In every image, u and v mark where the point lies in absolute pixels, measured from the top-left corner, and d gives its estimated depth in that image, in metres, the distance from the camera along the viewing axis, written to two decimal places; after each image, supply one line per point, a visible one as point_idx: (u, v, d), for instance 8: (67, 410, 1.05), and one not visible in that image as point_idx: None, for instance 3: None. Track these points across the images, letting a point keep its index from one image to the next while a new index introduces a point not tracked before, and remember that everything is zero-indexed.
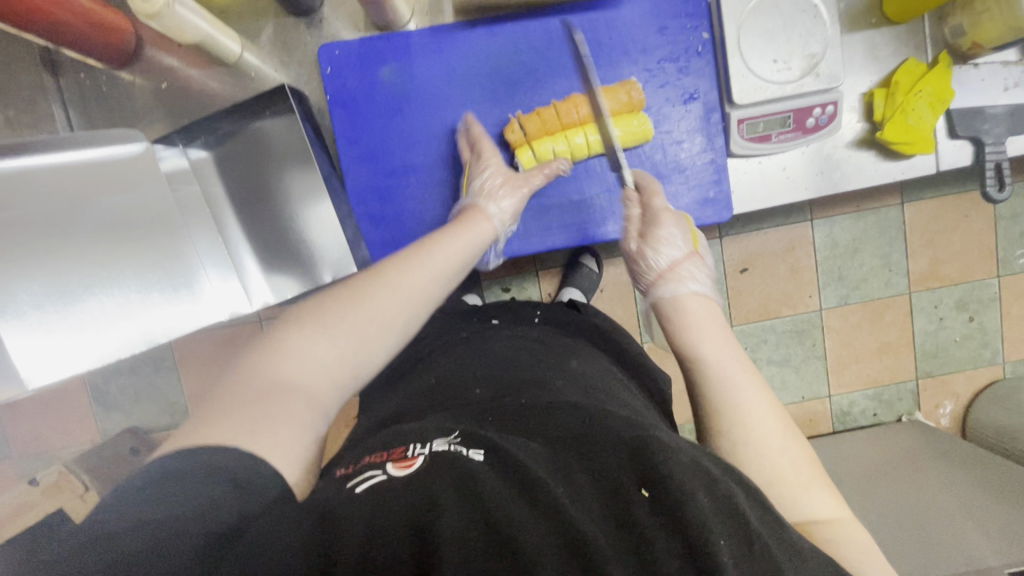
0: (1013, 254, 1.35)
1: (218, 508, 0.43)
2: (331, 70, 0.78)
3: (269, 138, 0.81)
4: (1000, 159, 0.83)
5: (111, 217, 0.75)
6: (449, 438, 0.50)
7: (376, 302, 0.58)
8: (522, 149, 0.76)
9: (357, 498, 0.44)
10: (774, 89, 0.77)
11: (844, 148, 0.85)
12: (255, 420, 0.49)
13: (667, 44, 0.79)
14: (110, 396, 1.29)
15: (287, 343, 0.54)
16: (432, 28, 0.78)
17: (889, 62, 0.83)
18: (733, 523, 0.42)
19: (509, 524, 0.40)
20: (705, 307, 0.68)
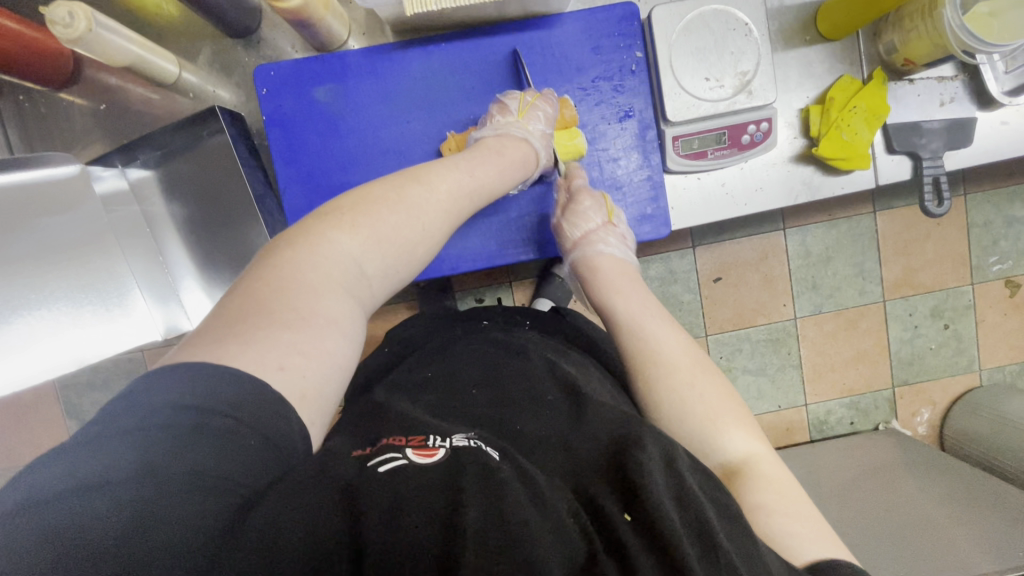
0: (986, 261, 1.35)
1: (232, 458, 0.39)
2: (267, 91, 0.78)
3: (206, 160, 0.81)
4: (938, 173, 0.84)
5: (42, 238, 0.74)
6: (469, 435, 0.49)
7: (418, 209, 0.62)
8: (533, 122, 0.77)
9: (377, 482, 0.42)
10: (707, 107, 0.78)
11: (782, 163, 0.85)
12: (276, 356, 0.46)
13: (601, 63, 0.80)
14: (82, 411, 1.28)
15: (332, 244, 0.55)
16: (368, 49, 0.79)
17: (824, 79, 0.84)
18: (709, 548, 0.40)
19: (525, 526, 0.39)
20: (621, 267, 0.78)
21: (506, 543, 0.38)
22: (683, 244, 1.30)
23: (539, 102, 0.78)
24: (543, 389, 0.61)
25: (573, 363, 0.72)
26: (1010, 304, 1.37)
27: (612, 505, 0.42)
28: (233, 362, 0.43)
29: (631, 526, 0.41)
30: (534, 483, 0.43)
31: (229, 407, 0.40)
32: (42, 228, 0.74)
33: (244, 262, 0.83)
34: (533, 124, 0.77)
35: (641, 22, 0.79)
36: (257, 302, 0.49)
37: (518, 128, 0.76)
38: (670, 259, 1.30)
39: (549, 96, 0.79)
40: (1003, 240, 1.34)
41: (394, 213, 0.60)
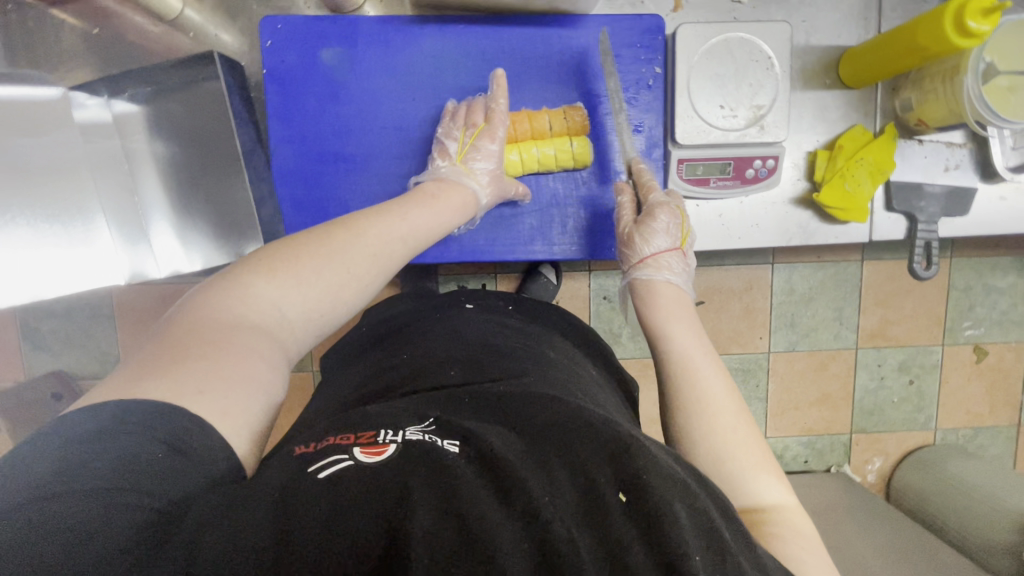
0: (960, 324, 1.37)
1: (141, 473, 0.37)
2: (272, 43, 0.74)
3: (197, 100, 0.76)
4: (931, 238, 0.84)
5: (12, 159, 0.71)
6: (423, 428, 0.45)
7: (352, 243, 0.61)
8: (474, 162, 0.76)
9: (319, 487, 0.38)
10: (717, 134, 0.77)
11: (783, 203, 0.84)
12: (191, 385, 0.44)
13: (619, 73, 0.78)
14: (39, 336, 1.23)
15: (254, 288, 0.53)
16: (384, 18, 0.76)
17: (837, 126, 0.83)
18: (706, 532, 0.39)
19: (489, 523, 0.35)
20: (680, 299, 0.69)
21: (470, 545, 0.34)
22: None
23: (478, 141, 0.76)
24: (514, 373, 0.58)
25: (561, 352, 0.70)
26: (975, 370, 1.40)
27: (606, 483, 0.40)
28: (146, 396, 0.41)
29: (625, 507, 0.39)
30: (501, 477, 0.39)
31: (134, 416, 0.40)
32: (13, 149, 0.71)
33: (221, 216, 0.79)
34: (474, 165, 0.76)
35: (666, 37, 0.78)
36: (173, 347, 0.47)
37: (458, 173, 0.75)
38: None
39: (496, 121, 0.76)
40: (979, 307, 1.37)
41: (331, 255, 0.58)
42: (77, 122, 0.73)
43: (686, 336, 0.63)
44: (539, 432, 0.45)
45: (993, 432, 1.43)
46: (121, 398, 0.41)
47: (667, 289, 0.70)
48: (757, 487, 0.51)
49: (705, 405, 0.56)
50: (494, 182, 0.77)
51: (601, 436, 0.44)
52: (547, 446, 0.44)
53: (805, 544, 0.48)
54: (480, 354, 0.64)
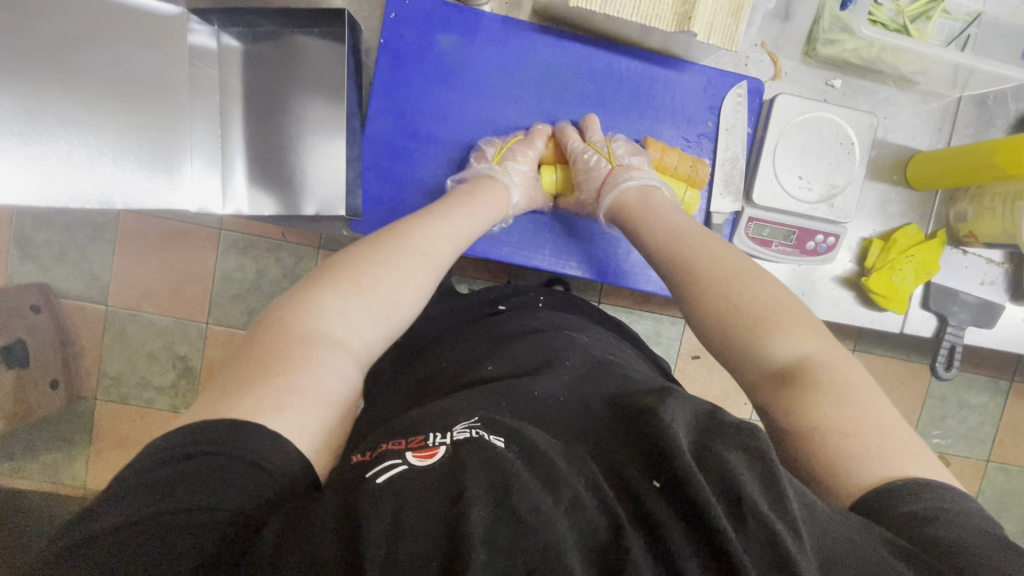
0: (929, 431, 1.40)
1: (227, 491, 0.36)
2: (395, 17, 0.76)
3: (306, 57, 0.78)
4: (956, 342, 0.89)
5: (114, 65, 0.69)
6: (471, 422, 0.41)
7: (403, 257, 0.61)
8: (512, 162, 0.78)
9: (373, 489, 0.35)
10: (791, 202, 0.81)
11: (830, 280, 0.88)
12: (272, 399, 0.43)
13: (712, 123, 0.82)
14: (24, 247, 1.14)
15: (316, 304, 0.53)
16: (507, 19, 0.78)
17: (894, 220, 0.88)
18: (731, 500, 0.36)
19: (546, 517, 0.33)
20: (644, 194, 0.74)
21: (529, 542, 0.32)
22: (677, 312, 1.25)
23: (517, 147, 0.79)
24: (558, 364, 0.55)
25: (596, 334, 0.72)
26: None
27: (638, 475, 0.38)
28: (225, 412, 0.41)
29: (662, 495, 0.37)
30: (548, 471, 0.37)
31: (212, 438, 0.38)
32: (122, 55, 0.70)
33: (306, 169, 0.79)
34: (511, 165, 0.78)
35: (761, 102, 0.82)
36: (248, 363, 0.47)
37: (495, 170, 0.76)
38: (659, 321, 1.26)
39: (534, 136, 0.80)
40: (950, 418, 1.40)
41: (395, 269, 0.60)
42: (188, 45, 0.72)
43: (680, 222, 0.69)
44: (579, 431, 0.43)
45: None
46: (195, 423, 0.40)
47: (650, 194, 0.74)
48: (779, 345, 0.55)
49: (711, 278, 0.61)
50: (525, 185, 0.80)
51: (636, 434, 0.41)
52: (587, 443, 0.42)
53: (843, 394, 0.50)
54: (518, 347, 0.61)
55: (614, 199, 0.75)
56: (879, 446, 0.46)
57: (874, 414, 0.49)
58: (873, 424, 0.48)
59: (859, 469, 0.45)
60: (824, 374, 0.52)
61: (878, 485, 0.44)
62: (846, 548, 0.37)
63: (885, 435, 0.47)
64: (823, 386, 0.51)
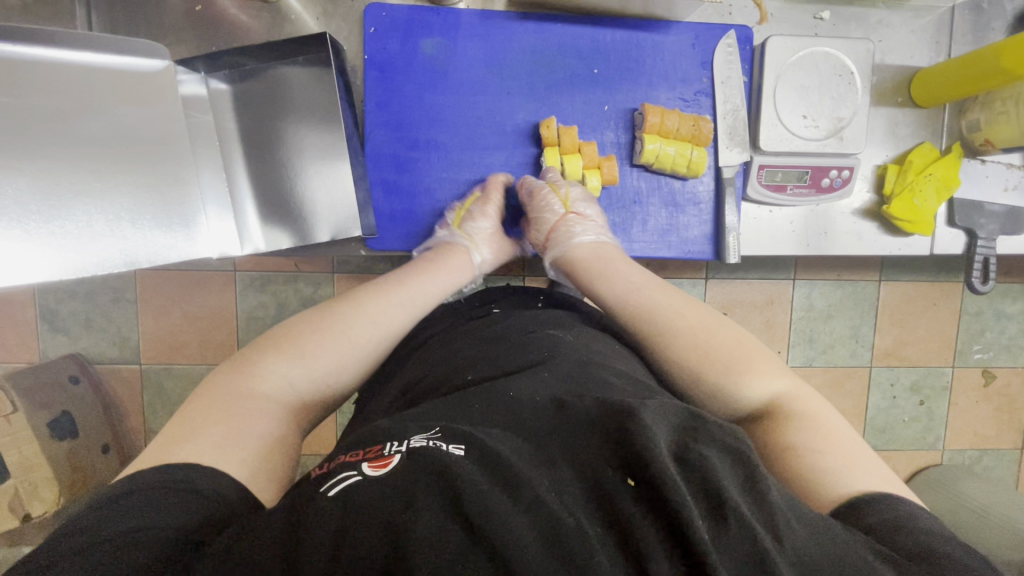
0: (970, 348, 1.38)
1: (177, 510, 0.39)
2: (375, 31, 0.76)
3: (294, 86, 0.79)
4: (989, 254, 0.87)
5: (116, 126, 0.69)
6: (429, 433, 0.40)
7: (372, 305, 0.66)
8: (471, 224, 0.79)
9: (325, 509, 0.34)
10: (799, 142, 0.80)
11: (851, 213, 0.87)
12: (208, 439, 0.47)
13: (707, 79, 0.81)
14: (48, 319, 1.17)
15: (251, 360, 0.57)
16: (485, 12, 0.78)
17: (906, 142, 0.87)
18: (713, 505, 0.34)
19: (491, 520, 0.31)
20: (598, 253, 0.74)
21: (477, 554, 0.30)
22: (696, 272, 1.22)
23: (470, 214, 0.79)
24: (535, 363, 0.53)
25: (588, 320, 0.71)
26: (984, 393, 1.41)
27: (611, 472, 0.35)
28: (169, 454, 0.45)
29: (635, 494, 0.33)
30: (505, 471, 0.35)
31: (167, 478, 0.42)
32: (121, 116, 0.70)
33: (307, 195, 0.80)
34: (472, 228, 0.79)
35: (753, 48, 0.81)
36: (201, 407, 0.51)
37: (460, 240, 0.78)
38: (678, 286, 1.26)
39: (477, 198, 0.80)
40: (989, 331, 1.38)
41: (340, 331, 0.62)
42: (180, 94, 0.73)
43: (635, 274, 0.70)
44: (547, 423, 0.40)
45: (999, 455, 1.44)
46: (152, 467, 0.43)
47: (603, 248, 0.75)
48: (749, 387, 0.57)
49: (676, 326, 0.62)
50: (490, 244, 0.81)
51: (603, 423, 0.38)
52: (557, 435, 0.38)
53: (812, 426, 0.53)
54: (496, 352, 0.59)
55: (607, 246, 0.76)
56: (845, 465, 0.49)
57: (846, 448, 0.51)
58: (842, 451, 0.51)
59: (834, 484, 0.48)
60: (798, 410, 0.54)
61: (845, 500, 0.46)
62: (827, 558, 0.36)
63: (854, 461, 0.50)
64: (799, 421, 0.53)
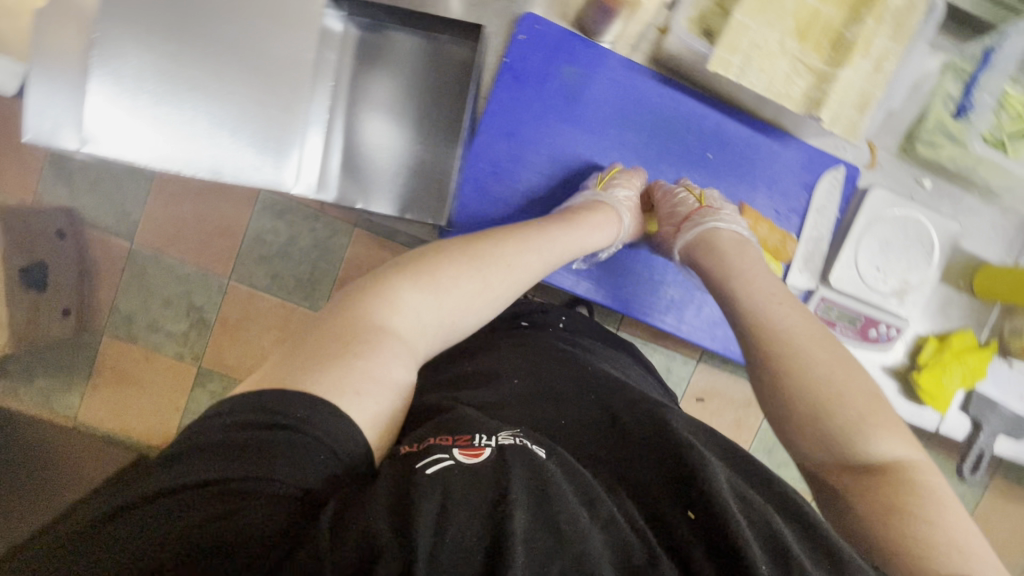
0: None
1: (288, 461, 0.35)
2: (524, 38, 0.77)
3: (401, 52, 0.79)
4: (986, 448, 0.92)
5: (251, 37, 0.68)
6: (513, 434, 0.45)
7: (506, 258, 0.62)
8: (614, 189, 0.77)
9: (427, 481, 0.37)
10: (864, 290, 0.83)
11: (880, 367, 0.91)
12: (352, 381, 0.43)
13: (804, 201, 0.83)
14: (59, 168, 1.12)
15: (394, 291, 0.53)
16: (630, 62, 0.79)
17: (952, 322, 0.91)
18: (774, 553, 0.40)
19: (580, 528, 0.37)
20: (739, 246, 0.71)
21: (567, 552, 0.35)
22: None
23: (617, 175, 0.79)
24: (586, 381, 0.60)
25: (635, 367, 0.76)
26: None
27: (672, 508, 0.43)
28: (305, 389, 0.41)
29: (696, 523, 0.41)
30: (581, 488, 0.41)
31: (289, 412, 0.38)
32: (260, 30, 0.68)
33: (387, 170, 0.79)
34: (614, 191, 0.77)
35: (854, 189, 0.84)
36: (329, 334, 0.47)
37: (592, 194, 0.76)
38: None
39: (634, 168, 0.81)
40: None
41: (478, 271, 0.59)
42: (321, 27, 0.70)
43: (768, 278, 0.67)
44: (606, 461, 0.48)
45: None
46: (274, 389, 0.40)
47: (743, 243, 0.72)
48: (877, 442, 0.50)
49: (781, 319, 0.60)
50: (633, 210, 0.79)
51: (665, 463, 0.46)
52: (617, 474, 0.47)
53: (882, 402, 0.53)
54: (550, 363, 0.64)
55: (700, 234, 0.72)
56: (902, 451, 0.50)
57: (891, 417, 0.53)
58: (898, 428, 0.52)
59: None
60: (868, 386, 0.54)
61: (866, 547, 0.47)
62: None
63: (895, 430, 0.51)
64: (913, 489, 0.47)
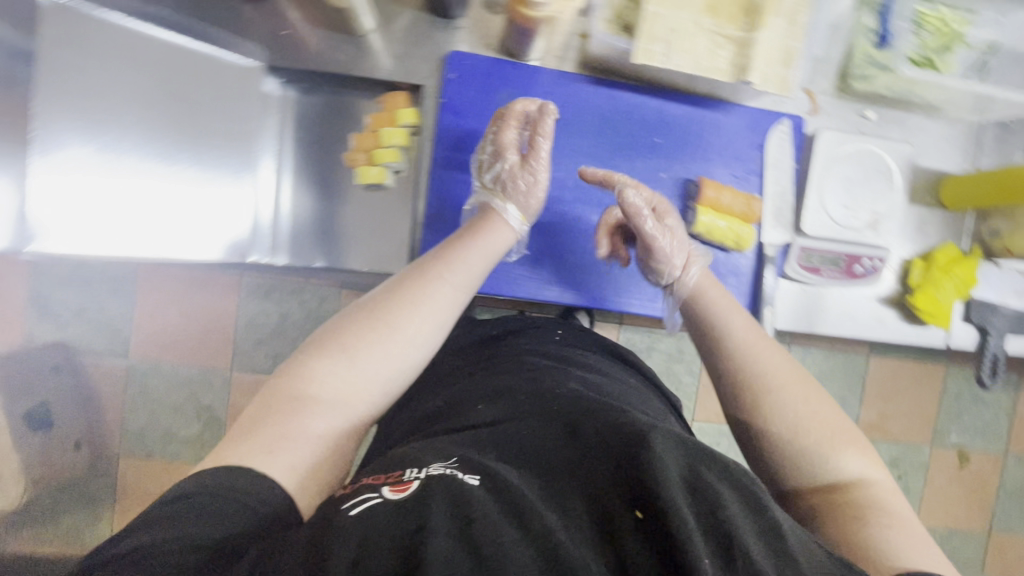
0: (947, 429, 1.44)
1: (207, 523, 0.39)
2: (455, 76, 0.79)
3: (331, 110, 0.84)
4: (999, 353, 0.92)
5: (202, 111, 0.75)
6: (449, 463, 0.44)
7: (432, 295, 0.58)
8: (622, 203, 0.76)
9: (346, 525, 0.37)
10: (838, 230, 0.85)
11: (875, 300, 0.92)
12: (268, 441, 0.46)
13: (761, 161, 0.85)
14: (40, 306, 1.11)
15: (307, 364, 0.52)
16: (561, 73, 0.82)
17: (931, 240, 0.92)
18: (717, 545, 0.37)
19: (502, 545, 0.35)
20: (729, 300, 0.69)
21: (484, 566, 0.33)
22: None
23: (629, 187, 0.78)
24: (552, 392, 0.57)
25: (577, 337, 0.80)
26: (958, 475, 1.46)
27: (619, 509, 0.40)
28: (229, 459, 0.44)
29: (638, 526, 0.38)
30: (510, 498, 0.39)
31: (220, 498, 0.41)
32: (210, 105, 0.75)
33: (351, 224, 0.83)
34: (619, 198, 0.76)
35: (804, 138, 0.86)
36: (272, 401, 0.50)
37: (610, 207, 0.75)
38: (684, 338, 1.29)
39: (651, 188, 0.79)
40: (966, 415, 1.44)
41: (441, 278, 0.59)
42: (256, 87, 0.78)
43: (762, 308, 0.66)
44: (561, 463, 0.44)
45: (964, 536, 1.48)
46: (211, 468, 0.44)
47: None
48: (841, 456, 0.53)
49: (774, 379, 0.58)
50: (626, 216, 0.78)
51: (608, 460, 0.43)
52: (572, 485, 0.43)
53: (890, 509, 0.50)
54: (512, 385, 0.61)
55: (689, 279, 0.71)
56: (916, 544, 0.46)
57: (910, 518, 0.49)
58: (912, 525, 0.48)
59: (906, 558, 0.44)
60: (869, 492, 0.51)
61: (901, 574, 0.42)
62: None
63: (920, 538, 0.47)
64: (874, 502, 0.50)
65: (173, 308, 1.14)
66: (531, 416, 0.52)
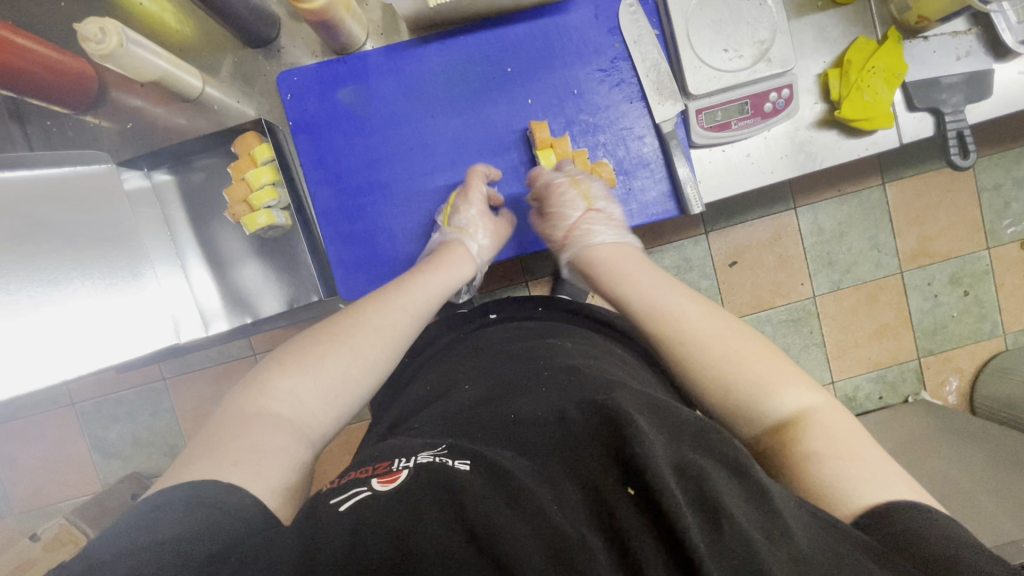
0: (1000, 223, 1.29)
1: None
2: (291, 96, 0.80)
3: (205, 183, 0.87)
4: (962, 126, 0.83)
5: (73, 235, 0.72)
6: (436, 451, 0.46)
7: (362, 313, 0.66)
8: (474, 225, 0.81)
9: (334, 517, 0.40)
10: (728, 77, 0.79)
11: (806, 129, 0.85)
12: (224, 459, 0.49)
13: (619, 43, 0.81)
14: (109, 444, 1.27)
15: (274, 366, 0.60)
16: (388, 48, 0.80)
17: (840, 43, 0.84)
18: (706, 514, 0.38)
19: (497, 526, 0.37)
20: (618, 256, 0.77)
21: (482, 555, 0.35)
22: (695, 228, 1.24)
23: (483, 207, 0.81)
24: (534, 371, 0.58)
25: (507, 315, 0.79)
26: None
27: (611, 486, 0.40)
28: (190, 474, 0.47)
29: (634, 503, 0.39)
30: (507, 484, 0.40)
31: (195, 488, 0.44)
32: (73, 226, 0.72)
33: (271, 272, 0.88)
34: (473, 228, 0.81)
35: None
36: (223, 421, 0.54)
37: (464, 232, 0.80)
38: (683, 247, 1.25)
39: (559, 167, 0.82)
40: (1015, 201, 1.29)
41: (350, 320, 0.65)
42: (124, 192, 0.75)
43: (658, 286, 0.70)
44: (547, 440, 0.45)
45: None
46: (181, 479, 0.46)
47: (618, 250, 0.78)
48: (780, 397, 0.55)
49: (693, 334, 0.62)
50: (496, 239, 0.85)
51: (590, 438, 0.44)
52: (562, 453, 0.44)
53: (834, 435, 0.51)
54: (497, 366, 0.62)
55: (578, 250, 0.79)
56: (879, 472, 0.48)
57: (866, 451, 0.50)
58: (865, 453, 0.50)
59: (859, 491, 0.47)
60: (818, 424, 0.52)
61: (868, 506, 0.45)
62: (824, 560, 0.38)
63: (876, 464, 0.49)
64: (815, 430, 0.52)
65: (208, 407, 1.26)
66: (521, 395, 0.53)
